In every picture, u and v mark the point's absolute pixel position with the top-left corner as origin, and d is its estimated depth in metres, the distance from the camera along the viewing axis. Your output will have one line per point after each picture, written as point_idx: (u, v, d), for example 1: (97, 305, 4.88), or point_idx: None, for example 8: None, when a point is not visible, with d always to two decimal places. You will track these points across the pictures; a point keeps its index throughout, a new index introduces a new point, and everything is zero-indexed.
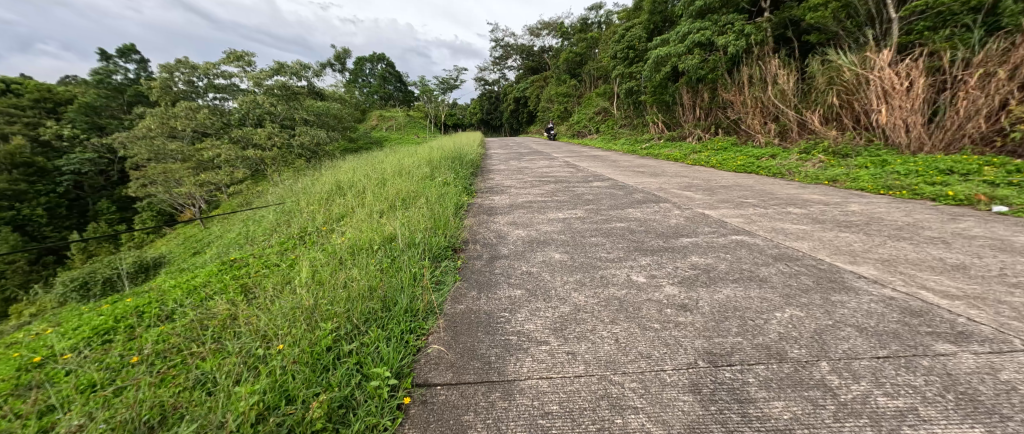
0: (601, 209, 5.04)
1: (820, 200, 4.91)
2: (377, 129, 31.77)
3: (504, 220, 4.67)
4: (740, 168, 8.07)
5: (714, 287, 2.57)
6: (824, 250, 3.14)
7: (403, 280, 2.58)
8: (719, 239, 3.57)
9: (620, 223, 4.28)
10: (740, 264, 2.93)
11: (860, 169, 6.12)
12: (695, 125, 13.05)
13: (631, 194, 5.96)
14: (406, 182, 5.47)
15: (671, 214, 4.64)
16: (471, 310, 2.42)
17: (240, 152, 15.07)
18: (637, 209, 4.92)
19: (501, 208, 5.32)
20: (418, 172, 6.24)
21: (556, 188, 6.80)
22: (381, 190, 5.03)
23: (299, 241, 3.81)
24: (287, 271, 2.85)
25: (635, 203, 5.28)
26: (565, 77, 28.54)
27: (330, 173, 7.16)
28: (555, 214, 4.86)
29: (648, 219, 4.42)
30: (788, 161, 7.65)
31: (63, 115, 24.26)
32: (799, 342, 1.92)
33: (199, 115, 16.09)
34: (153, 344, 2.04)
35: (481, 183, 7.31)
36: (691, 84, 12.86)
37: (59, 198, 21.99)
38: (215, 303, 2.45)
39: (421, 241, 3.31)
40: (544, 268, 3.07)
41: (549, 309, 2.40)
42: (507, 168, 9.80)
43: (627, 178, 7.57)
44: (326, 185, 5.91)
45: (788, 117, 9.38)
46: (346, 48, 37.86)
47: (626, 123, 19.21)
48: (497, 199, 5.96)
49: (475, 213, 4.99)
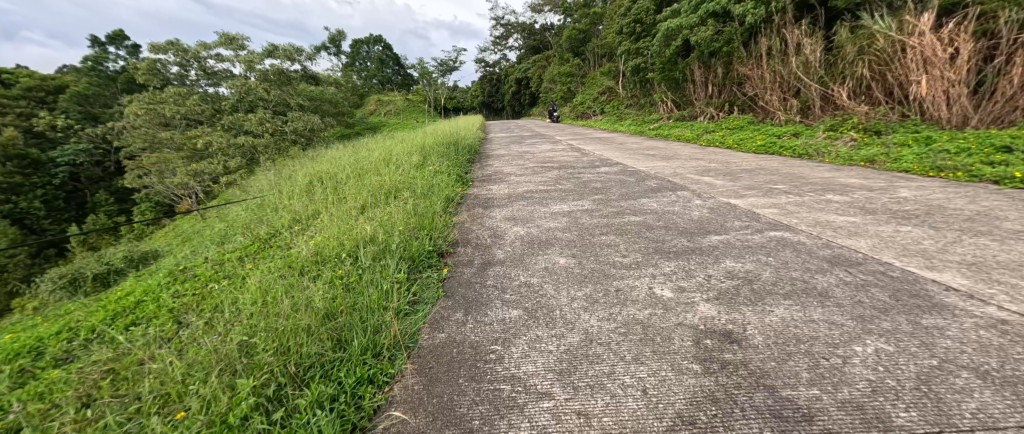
0: (611, 199, 4.47)
1: (861, 185, 4.31)
2: (376, 114, 31.12)
3: (502, 214, 4.14)
4: (760, 148, 7.47)
5: (762, 307, 2.00)
6: (887, 250, 2.57)
7: (368, 304, 2.07)
8: (753, 236, 3.00)
9: (633, 216, 3.72)
10: (789, 271, 2.37)
11: (901, 147, 5.49)
12: (707, 104, 12.40)
13: (643, 181, 5.38)
14: (393, 173, 4.97)
15: (691, 204, 4.07)
16: (453, 342, 1.91)
17: (232, 140, 14.49)
18: (652, 199, 4.35)
19: (499, 200, 4.79)
20: (407, 162, 5.71)
21: (560, 175, 6.24)
22: (363, 183, 4.53)
23: (263, 246, 3.33)
24: (230, 290, 2.35)
25: (649, 191, 4.72)
26: (568, 56, 27.73)
27: (315, 162, 6.65)
28: (558, 206, 4.32)
29: (665, 211, 3.86)
30: (815, 139, 7.01)
31: (56, 105, 23.65)
32: (904, 399, 1.37)
33: (188, 101, 15.36)
34: (27, 404, 1.57)
35: (479, 171, 6.76)
36: (703, 59, 12.23)
37: (56, 191, 21.63)
38: (129, 338, 1.97)
39: (397, 246, 2.77)
40: (546, 279, 2.53)
41: (553, 340, 1.88)
42: (508, 154, 9.21)
43: (638, 162, 7.00)
44: (306, 176, 5.42)
45: (810, 92, 8.73)
46: (341, 32, 36.87)
47: (632, 103, 18.43)
48: (495, 189, 5.41)
49: (469, 206, 4.46)
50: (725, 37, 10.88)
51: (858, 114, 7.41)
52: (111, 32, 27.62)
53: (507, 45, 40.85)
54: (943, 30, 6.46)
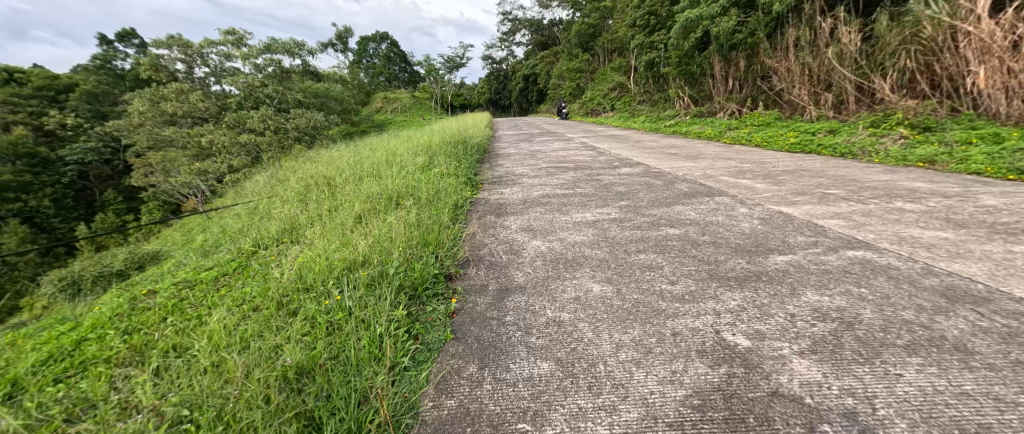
0: (641, 206, 3.95)
1: (931, 190, 3.77)
2: (382, 111, 30.85)
3: (518, 224, 3.64)
4: (794, 147, 6.91)
5: (884, 369, 1.48)
6: (1015, 280, 2.03)
7: (353, 360, 1.60)
8: (828, 257, 2.46)
9: (671, 228, 3.19)
10: (897, 311, 1.83)
11: (964, 147, 4.94)
12: (727, 99, 11.87)
13: (671, 184, 4.85)
14: (396, 175, 4.51)
15: (734, 212, 3.52)
16: (469, 415, 1.44)
17: (236, 138, 14.16)
18: (688, 206, 3.81)
19: (512, 206, 4.29)
20: (412, 164, 5.24)
21: (578, 177, 5.72)
22: (362, 188, 4.07)
23: (242, 263, 2.89)
24: (188, 330, 1.90)
25: (683, 196, 4.20)
26: (577, 52, 27.19)
27: (313, 164, 6.20)
28: (578, 215, 3.80)
29: (707, 221, 3.32)
30: (856, 137, 6.46)
31: (65, 103, 23.48)
32: None
33: (192, 98, 14.65)
34: None
35: (489, 172, 6.27)
36: (723, 52, 11.75)
37: (65, 189, 21.46)
38: (43, 406, 1.53)
39: (395, 270, 2.28)
40: (579, 316, 2.01)
41: (606, 419, 1.40)
42: (518, 152, 8.71)
43: (662, 162, 6.48)
44: (304, 179, 5.01)
45: (845, 85, 8.22)
46: (348, 28, 36.55)
47: (644, 100, 17.85)
48: (507, 193, 4.91)
49: (479, 214, 3.96)
50: (748, 28, 10.44)
51: (902, 108, 6.89)
52: (122, 31, 27.54)
53: (515, 41, 40.39)
54: (1002, 16, 5.99)
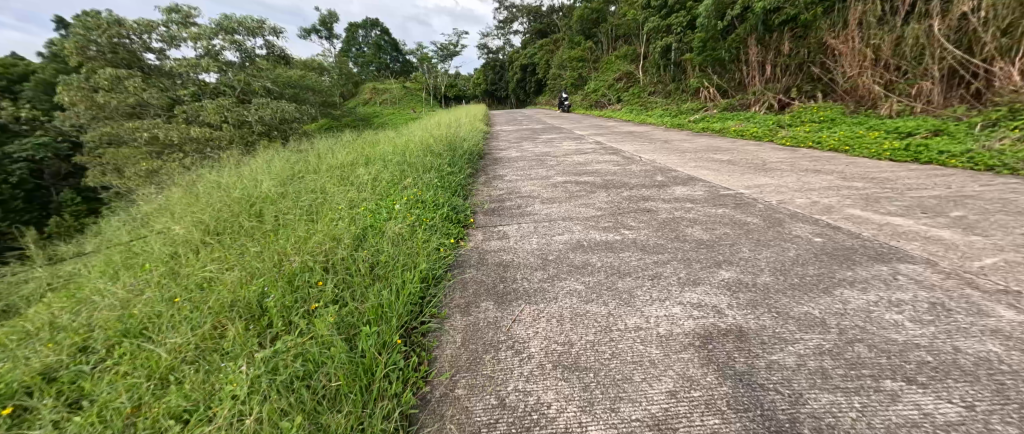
0: (770, 286, 2.09)
1: None
2: (371, 103, 29.00)
3: (539, 343, 1.71)
4: (898, 154, 5.14)
5: None
6: None
7: None
8: None
9: (916, 393, 1.33)
10: None
11: None
12: (765, 89, 10.39)
13: (779, 224, 3.01)
14: (331, 222, 2.76)
15: (999, 321, 1.69)
16: None
17: (188, 131, 11.99)
18: (869, 294, 1.96)
19: (527, 274, 2.40)
20: (363, 194, 3.45)
21: (616, 203, 3.86)
22: (256, 253, 2.31)
23: None
24: None
25: (835, 258, 2.37)
26: (579, 39, 25.51)
27: (236, 182, 4.39)
28: (657, 313, 1.91)
29: (978, 358, 1.47)
30: (997, 142, 4.75)
31: (18, 94, 20.95)
32: None
33: (130, 83, 11.84)
34: None
35: (485, 191, 4.45)
36: (760, 34, 10.29)
37: (14, 190, 17.36)
38: None
39: None
40: None
41: None
42: (522, 157, 6.89)
43: (727, 177, 4.67)
44: (200, 212, 3.23)
45: (935, 70, 6.82)
46: (334, 14, 34.26)
47: (657, 91, 16.03)
48: (514, 235, 3.09)
49: (468, 296, 2.14)
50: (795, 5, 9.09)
51: None
52: None
53: (511, 29, 38.67)
54: None
